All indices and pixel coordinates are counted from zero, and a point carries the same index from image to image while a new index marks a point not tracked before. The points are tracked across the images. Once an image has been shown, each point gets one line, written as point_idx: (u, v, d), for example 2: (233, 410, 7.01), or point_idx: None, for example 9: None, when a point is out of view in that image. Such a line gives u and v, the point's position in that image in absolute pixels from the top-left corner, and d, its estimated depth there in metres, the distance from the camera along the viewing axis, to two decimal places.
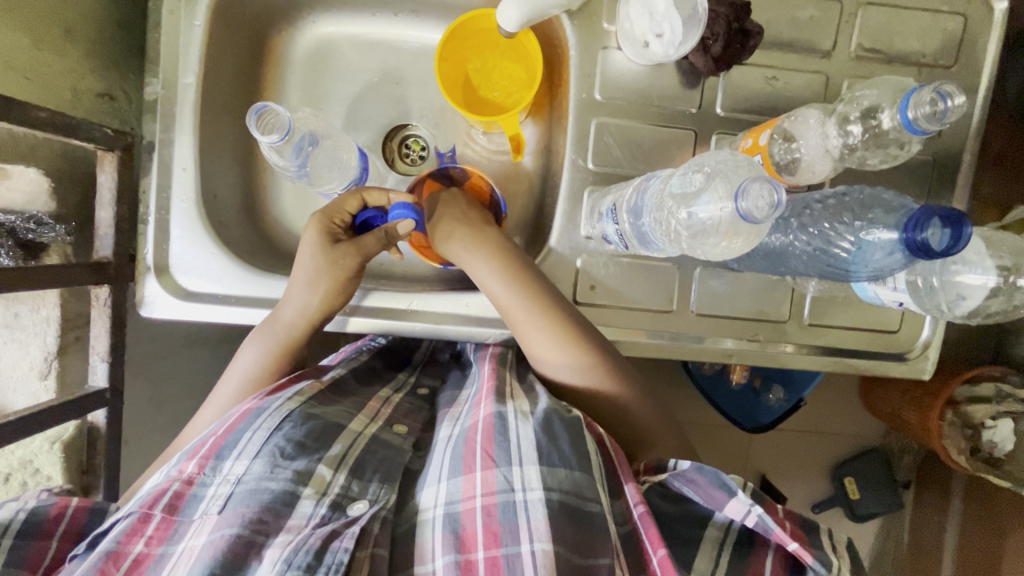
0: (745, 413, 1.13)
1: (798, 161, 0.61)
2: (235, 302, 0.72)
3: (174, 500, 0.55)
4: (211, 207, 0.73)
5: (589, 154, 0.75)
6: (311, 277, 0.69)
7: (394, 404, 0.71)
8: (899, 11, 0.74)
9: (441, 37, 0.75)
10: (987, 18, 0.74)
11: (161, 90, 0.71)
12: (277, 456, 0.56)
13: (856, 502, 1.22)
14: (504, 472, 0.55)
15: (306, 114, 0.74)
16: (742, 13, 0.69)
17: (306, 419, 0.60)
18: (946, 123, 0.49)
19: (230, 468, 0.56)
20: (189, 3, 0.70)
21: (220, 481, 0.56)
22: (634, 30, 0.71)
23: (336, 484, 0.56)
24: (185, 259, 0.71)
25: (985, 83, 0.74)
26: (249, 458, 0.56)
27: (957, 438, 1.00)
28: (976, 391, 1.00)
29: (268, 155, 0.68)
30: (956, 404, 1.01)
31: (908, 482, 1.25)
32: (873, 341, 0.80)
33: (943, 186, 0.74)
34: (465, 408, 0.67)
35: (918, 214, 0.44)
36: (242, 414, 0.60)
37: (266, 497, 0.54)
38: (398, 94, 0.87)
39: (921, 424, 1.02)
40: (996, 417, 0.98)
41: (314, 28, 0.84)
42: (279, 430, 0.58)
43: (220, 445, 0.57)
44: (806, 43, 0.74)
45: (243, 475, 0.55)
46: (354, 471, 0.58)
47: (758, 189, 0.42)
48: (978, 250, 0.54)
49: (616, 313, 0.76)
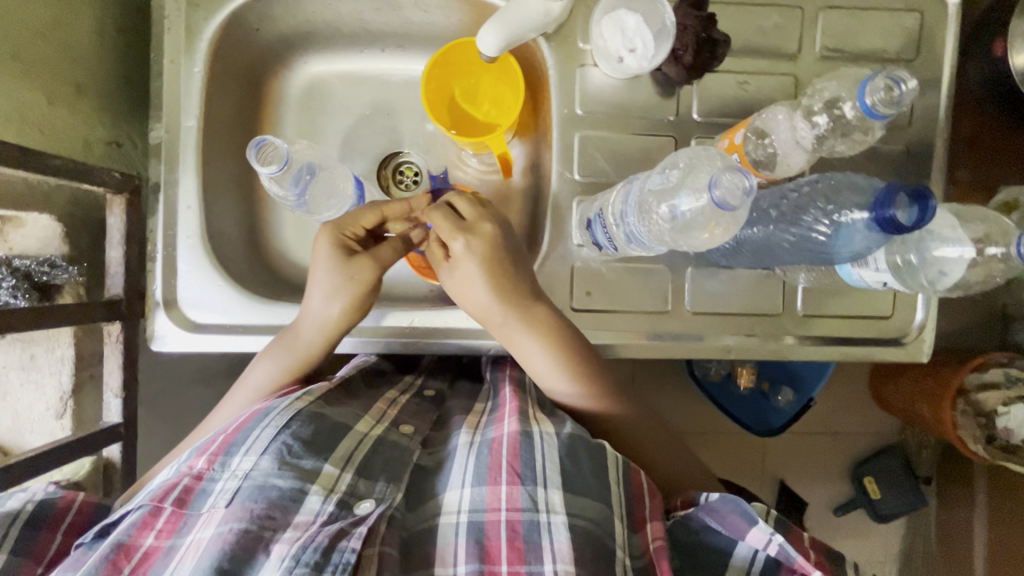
0: (756, 417, 1.13)
1: (774, 155, 0.64)
2: (241, 330, 0.74)
3: (183, 493, 0.56)
4: (216, 241, 0.76)
5: (575, 166, 0.78)
6: (327, 297, 0.71)
7: (400, 405, 0.72)
8: (858, 12, 0.78)
9: (426, 66, 0.79)
10: (942, 13, 0.78)
11: (164, 133, 0.73)
12: (285, 454, 0.57)
13: (879, 502, 1.21)
14: (528, 491, 0.56)
15: (304, 145, 0.78)
16: (709, 24, 0.72)
17: (313, 418, 0.61)
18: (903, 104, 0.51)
19: (237, 464, 0.57)
20: (188, 51, 0.74)
21: (228, 477, 0.56)
22: (607, 46, 0.75)
23: (344, 482, 0.57)
24: (192, 292, 0.74)
25: (947, 74, 0.78)
26: (257, 454, 0.57)
27: (972, 427, 1.00)
28: (985, 378, 1.00)
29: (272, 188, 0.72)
30: (966, 393, 1.01)
31: (930, 478, 1.24)
32: (872, 329, 0.81)
33: (916, 174, 0.77)
34: (485, 420, 0.67)
35: (884, 193, 0.46)
36: (252, 414, 0.62)
37: (274, 493, 0.54)
38: (389, 124, 0.92)
39: (934, 417, 1.01)
40: (1008, 403, 0.99)
41: (307, 68, 0.89)
42: (287, 428, 0.59)
43: (229, 442, 0.59)
44: (772, 48, 0.78)
45: (251, 471, 0.56)
46: (360, 471, 0.59)
47: (729, 179, 0.44)
48: (953, 225, 0.56)
49: (613, 317, 0.78)
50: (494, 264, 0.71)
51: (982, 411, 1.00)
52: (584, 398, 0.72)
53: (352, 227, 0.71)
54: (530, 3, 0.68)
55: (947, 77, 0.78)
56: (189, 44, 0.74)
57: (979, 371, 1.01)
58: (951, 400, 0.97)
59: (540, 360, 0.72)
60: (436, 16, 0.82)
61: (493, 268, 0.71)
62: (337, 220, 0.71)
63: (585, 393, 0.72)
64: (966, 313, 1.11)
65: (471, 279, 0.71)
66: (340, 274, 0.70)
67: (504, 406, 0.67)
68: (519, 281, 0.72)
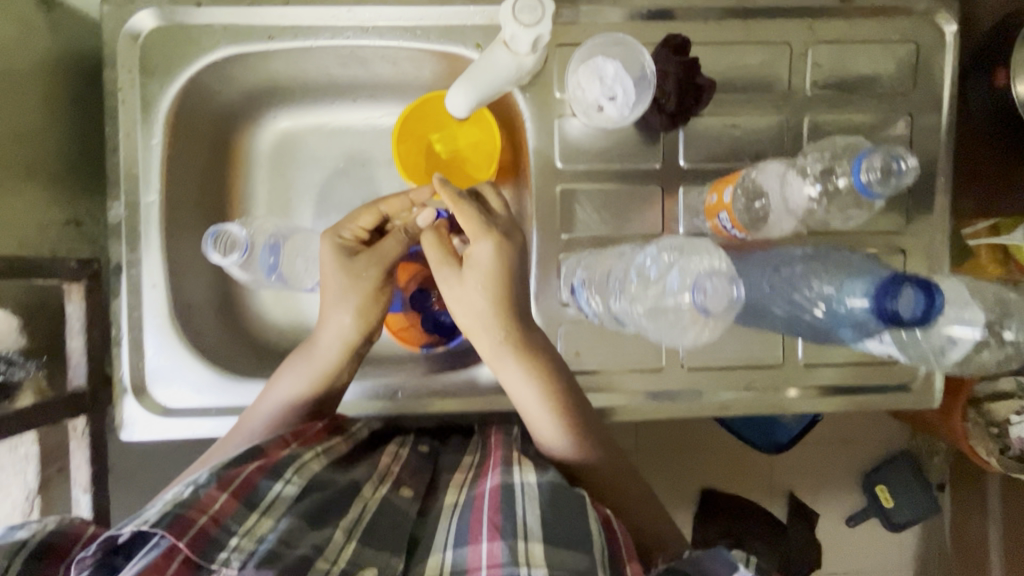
0: (761, 432, 1.09)
1: (768, 212, 0.60)
2: (215, 412, 0.71)
3: (198, 536, 0.50)
4: (186, 317, 0.73)
5: (557, 222, 0.74)
6: (345, 303, 0.68)
7: (404, 460, 0.69)
8: (850, 44, 0.73)
9: (395, 125, 0.75)
10: (939, 42, 0.73)
11: (123, 211, 0.70)
12: (306, 516, 0.54)
13: (892, 511, 1.16)
14: (508, 544, 0.52)
15: (261, 221, 0.77)
16: (692, 69, 0.68)
17: (321, 486, 0.58)
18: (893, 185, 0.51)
19: (256, 522, 0.52)
20: (145, 124, 0.70)
21: (244, 533, 0.52)
22: (586, 96, 0.70)
23: (347, 553, 0.53)
24: (161, 374, 0.71)
25: (945, 107, 0.74)
26: (277, 516, 0.53)
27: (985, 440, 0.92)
28: (998, 387, 0.93)
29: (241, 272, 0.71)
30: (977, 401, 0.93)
31: (942, 483, 1.19)
32: (878, 376, 0.77)
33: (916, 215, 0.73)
34: (471, 477, 0.64)
35: (887, 284, 0.42)
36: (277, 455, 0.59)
37: (289, 558, 0.50)
38: (365, 176, 0.88)
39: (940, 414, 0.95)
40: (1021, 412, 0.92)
41: (276, 122, 0.85)
42: (301, 494, 0.56)
43: (253, 484, 0.55)
44: (759, 88, 0.74)
45: (270, 532, 0.52)
46: (366, 539, 0.55)
47: (718, 289, 0.44)
48: (964, 299, 0.53)
49: (604, 377, 0.75)
50: (503, 277, 0.64)
51: (995, 420, 0.93)
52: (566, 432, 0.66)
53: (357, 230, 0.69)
54: (501, 58, 0.65)
55: (945, 111, 0.74)
56: (145, 116, 0.70)
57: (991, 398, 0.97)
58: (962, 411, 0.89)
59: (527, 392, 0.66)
60: (405, 67, 0.78)
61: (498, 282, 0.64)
62: (340, 225, 0.69)
63: (564, 426, 0.66)
64: None
65: (473, 291, 0.64)
66: (356, 275, 0.68)
67: (488, 459, 0.65)
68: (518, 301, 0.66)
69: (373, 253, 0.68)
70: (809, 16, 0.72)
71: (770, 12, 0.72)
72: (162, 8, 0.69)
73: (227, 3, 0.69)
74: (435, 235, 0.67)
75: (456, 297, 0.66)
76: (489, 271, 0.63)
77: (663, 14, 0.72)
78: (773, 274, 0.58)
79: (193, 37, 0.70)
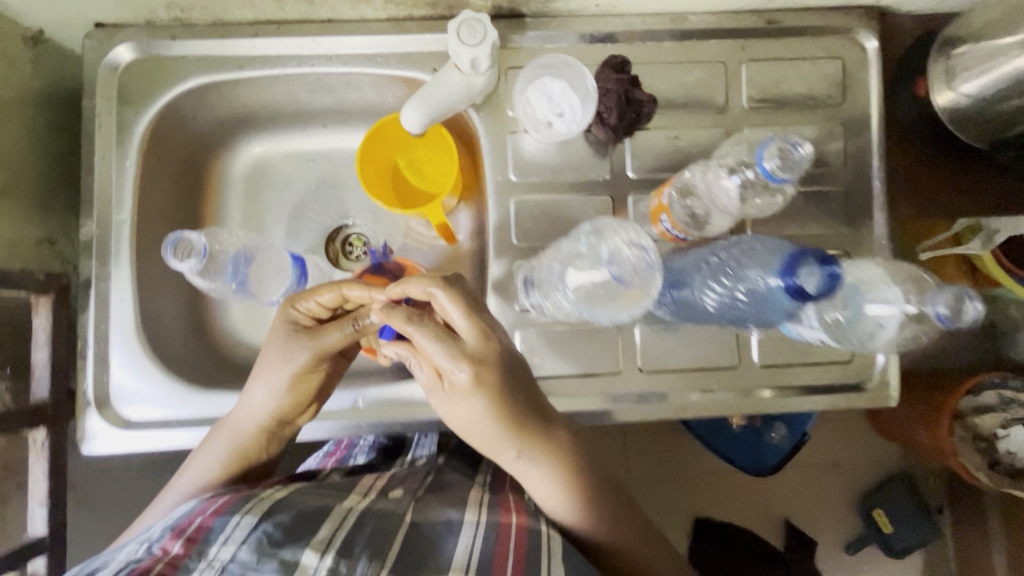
0: (753, 458, 1.08)
1: (704, 207, 0.71)
2: (179, 424, 0.72)
3: None
4: (153, 331, 0.75)
5: (511, 230, 0.78)
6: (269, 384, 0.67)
7: (389, 477, 0.76)
8: (781, 62, 0.79)
9: (361, 141, 0.78)
10: (862, 58, 0.78)
11: (96, 230, 0.74)
12: (265, 543, 0.56)
13: (891, 537, 1.11)
14: None
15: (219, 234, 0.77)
16: (630, 86, 0.74)
17: (290, 508, 0.61)
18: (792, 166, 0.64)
19: (215, 552, 0.55)
20: (121, 147, 0.75)
21: (203, 567, 0.54)
22: (536, 113, 0.76)
23: (324, 567, 0.53)
24: (126, 389, 0.72)
25: (874, 115, 0.79)
26: (237, 543, 0.56)
27: (974, 454, 0.92)
28: (981, 401, 0.91)
29: (199, 283, 0.73)
30: (963, 417, 0.92)
31: (942, 507, 1.14)
32: (830, 375, 0.79)
33: (849, 212, 0.79)
34: (488, 500, 0.69)
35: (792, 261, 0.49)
36: (227, 503, 0.62)
37: None
38: (336, 197, 0.92)
39: (932, 442, 0.95)
40: (1007, 425, 0.90)
41: (251, 147, 0.89)
42: (263, 520, 0.58)
43: (209, 528, 0.57)
44: (696, 100, 0.78)
45: (229, 562, 0.54)
46: (342, 550, 0.56)
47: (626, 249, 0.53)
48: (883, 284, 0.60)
49: (561, 383, 0.77)
50: (500, 410, 0.62)
51: (982, 434, 0.91)
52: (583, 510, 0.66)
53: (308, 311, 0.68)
54: (452, 80, 0.70)
55: (874, 118, 0.79)
56: (122, 140, 0.75)
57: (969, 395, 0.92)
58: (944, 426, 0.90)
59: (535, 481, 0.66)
60: (368, 93, 0.82)
61: (496, 407, 0.61)
62: (299, 308, 0.68)
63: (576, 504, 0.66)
64: None
65: (468, 408, 0.61)
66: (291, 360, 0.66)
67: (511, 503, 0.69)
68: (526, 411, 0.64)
69: (314, 340, 0.66)
70: (739, 36, 0.78)
71: (702, 34, 0.78)
72: (139, 42, 0.74)
73: (200, 37, 0.75)
74: (410, 350, 0.64)
75: (447, 404, 0.63)
76: (478, 399, 0.60)
77: (605, 37, 0.77)
78: (718, 263, 0.66)
79: (168, 68, 0.75)
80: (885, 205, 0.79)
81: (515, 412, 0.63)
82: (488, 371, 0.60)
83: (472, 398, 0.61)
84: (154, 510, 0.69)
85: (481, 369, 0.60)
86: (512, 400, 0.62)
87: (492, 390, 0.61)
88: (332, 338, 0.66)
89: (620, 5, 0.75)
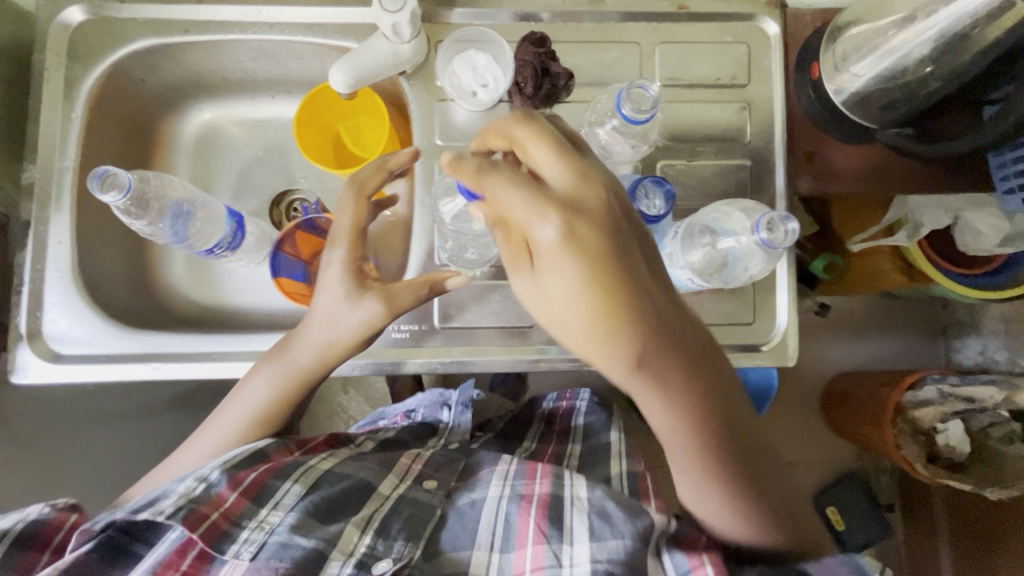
0: None
1: (607, 171, 0.78)
2: (105, 360, 0.76)
3: (211, 530, 0.65)
4: (89, 275, 0.79)
5: (435, 190, 0.82)
6: (341, 299, 0.72)
7: (424, 459, 0.83)
8: (692, 45, 0.85)
9: (297, 107, 0.83)
10: (765, 44, 0.85)
11: (38, 175, 0.78)
12: (309, 513, 0.69)
13: (846, 531, 1.43)
14: (554, 550, 0.67)
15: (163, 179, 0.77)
16: (546, 57, 0.78)
17: (336, 481, 0.73)
18: (648, 107, 0.66)
19: (266, 517, 0.67)
20: (68, 100, 0.79)
21: (254, 527, 0.67)
22: (461, 82, 0.80)
23: (362, 545, 0.68)
24: (57, 326, 0.76)
25: (776, 96, 0.85)
26: (284, 511, 0.68)
27: (912, 445, 1.23)
28: (921, 396, 1.23)
29: (126, 217, 0.74)
30: (905, 412, 1.24)
31: (892, 504, 1.52)
32: (736, 338, 0.84)
33: (755, 186, 0.85)
34: (513, 470, 0.77)
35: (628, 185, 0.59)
36: (273, 467, 0.72)
37: (298, 552, 0.65)
38: (281, 163, 0.96)
39: (879, 438, 1.26)
40: (946, 422, 1.22)
41: (200, 113, 0.95)
42: (307, 495, 0.70)
43: (258, 490, 0.69)
44: (613, 78, 0.84)
45: (277, 525, 0.67)
46: (378, 532, 0.70)
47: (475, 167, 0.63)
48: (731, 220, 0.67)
49: (476, 333, 0.82)
50: (614, 299, 0.48)
51: (923, 429, 1.25)
52: (689, 435, 0.58)
53: (349, 232, 0.73)
54: (378, 46, 0.76)
55: (776, 98, 0.85)
56: (68, 93, 0.79)
57: (915, 390, 1.24)
58: (889, 423, 1.22)
59: (657, 411, 0.57)
60: (310, 62, 0.87)
61: (594, 281, 0.47)
62: (338, 231, 0.73)
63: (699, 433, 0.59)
64: (918, 339, 1.50)
65: (561, 301, 0.48)
66: (357, 280, 0.72)
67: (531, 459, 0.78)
68: (640, 309, 0.49)
69: (386, 289, 0.72)
70: (654, 20, 0.85)
71: (618, 17, 0.85)
72: (90, 4, 0.80)
73: (149, 1, 0.80)
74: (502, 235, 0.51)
75: (556, 306, 0.49)
76: (571, 266, 0.46)
77: (527, 17, 0.84)
78: None
79: (115, 28, 0.80)
80: (787, 180, 0.85)
81: (623, 303, 0.48)
82: (582, 224, 0.46)
83: (569, 291, 0.47)
84: (194, 441, 0.78)
85: (606, 255, 0.47)
86: (620, 288, 0.48)
87: (590, 264, 0.47)
88: (406, 288, 0.72)
89: None
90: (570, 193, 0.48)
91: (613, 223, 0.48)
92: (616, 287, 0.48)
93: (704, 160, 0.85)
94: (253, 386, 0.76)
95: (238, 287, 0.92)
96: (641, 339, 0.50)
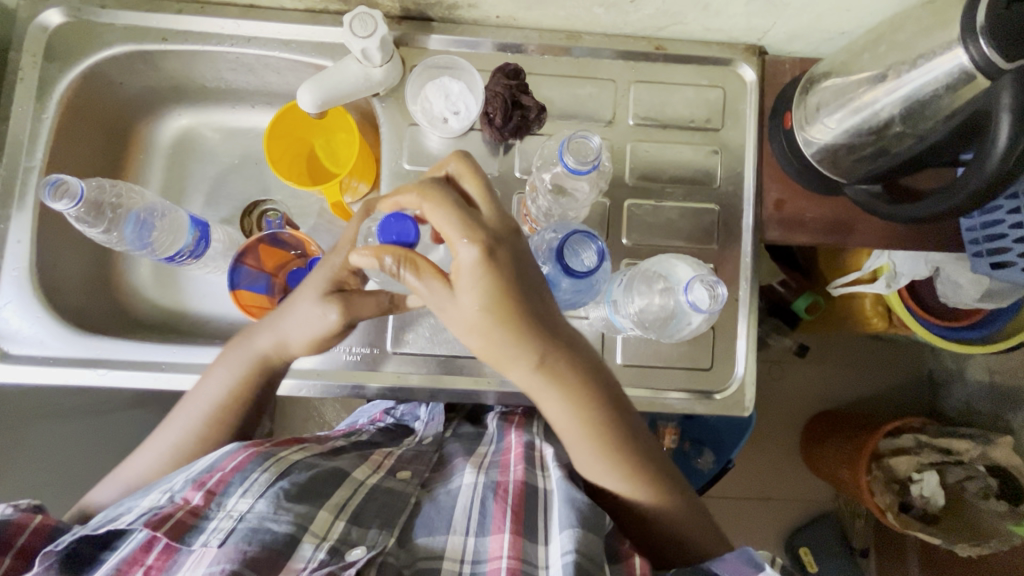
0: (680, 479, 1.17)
1: (570, 210, 0.76)
2: (54, 363, 0.77)
3: (177, 525, 0.62)
4: (47, 275, 0.80)
5: None
6: (311, 293, 0.70)
7: (397, 455, 0.80)
8: (668, 86, 0.85)
9: (269, 120, 0.82)
10: (741, 89, 0.86)
11: (4, 173, 0.79)
12: (280, 498, 0.64)
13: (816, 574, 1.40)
14: (529, 548, 0.65)
15: (125, 186, 0.78)
16: (517, 90, 0.78)
17: (309, 467, 0.70)
18: (593, 158, 0.64)
19: (234, 504, 0.64)
20: (39, 100, 0.80)
21: (223, 516, 0.63)
22: (433, 109, 0.80)
23: (336, 531, 0.64)
24: (7, 326, 0.77)
25: (749, 143, 0.85)
26: (253, 497, 0.64)
27: (886, 493, 1.21)
28: (898, 443, 1.23)
29: (88, 229, 0.74)
30: (881, 458, 1.22)
31: (866, 549, 1.46)
32: (694, 381, 0.83)
33: (723, 230, 0.84)
34: (489, 461, 0.77)
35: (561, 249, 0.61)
36: (251, 454, 0.68)
37: (269, 536, 0.61)
38: (256, 173, 0.96)
39: (854, 480, 1.23)
40: (922, 471, 1.21)
41: (179, 118, 0.95)
42: (280, 479, 0.66)
43: (227, 481, 0.65)
44: (587, 113, 0.84)
45: (246, 512, 0.63)
46: (353, 520, 0.66)
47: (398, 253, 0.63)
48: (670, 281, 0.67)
49: (431, 359, 0.81)
50: (508, 294, 0.56)
51: (899, 477, 1.22)
52: (587, 426, 0.63)
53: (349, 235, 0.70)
54: (349, 68, 0.77)
55: (749, 145, 0.85)
56: (41, 93, 0.80)
57: (892, 436, 1.23)
58: (866, 466, 1.19)
59: (556, 405, 0.63)
60: (288, 77, 0.88)
61: (501, 297, 0.56)
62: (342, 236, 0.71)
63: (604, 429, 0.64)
64: (900, 385, 1.48)
65: (468, 294, 0.56)
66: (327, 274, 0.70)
67: (509, 451, 0.78)
68: (530, 309, 0.58)
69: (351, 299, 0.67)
70: (631, 59, 0.85)
71: (596, 53, 0.85)
72: (69, 8, 0.80)
73: (129, 8, 0.81)
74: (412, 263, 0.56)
75: (462, 308, 0.56)
76: (485, 279, 0.55)
77: (505, 47, 0.84)
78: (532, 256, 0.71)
79: (93, 32, 0.81)
80: (757, 226, 0.84)
81: (521, 307, 0.57)
82: (502, 250, 0.56)
83: (471, 270, 0.55)
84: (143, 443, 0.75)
85: (507, 253, 0.56)
86: (521, 297, 0.57)
87: (502, 273, 0.56)
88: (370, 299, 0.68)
89: (520, 18, 0.82)
90: (459, 224, 0.55)
91: (516, 242, 0.57)
92: (513, 291, 0.56)
93: (672, 202, 0.84)
94: (215, 377, 0.74)
95: (200, 294, 0.92)
96: (528, 329, 0.58)
